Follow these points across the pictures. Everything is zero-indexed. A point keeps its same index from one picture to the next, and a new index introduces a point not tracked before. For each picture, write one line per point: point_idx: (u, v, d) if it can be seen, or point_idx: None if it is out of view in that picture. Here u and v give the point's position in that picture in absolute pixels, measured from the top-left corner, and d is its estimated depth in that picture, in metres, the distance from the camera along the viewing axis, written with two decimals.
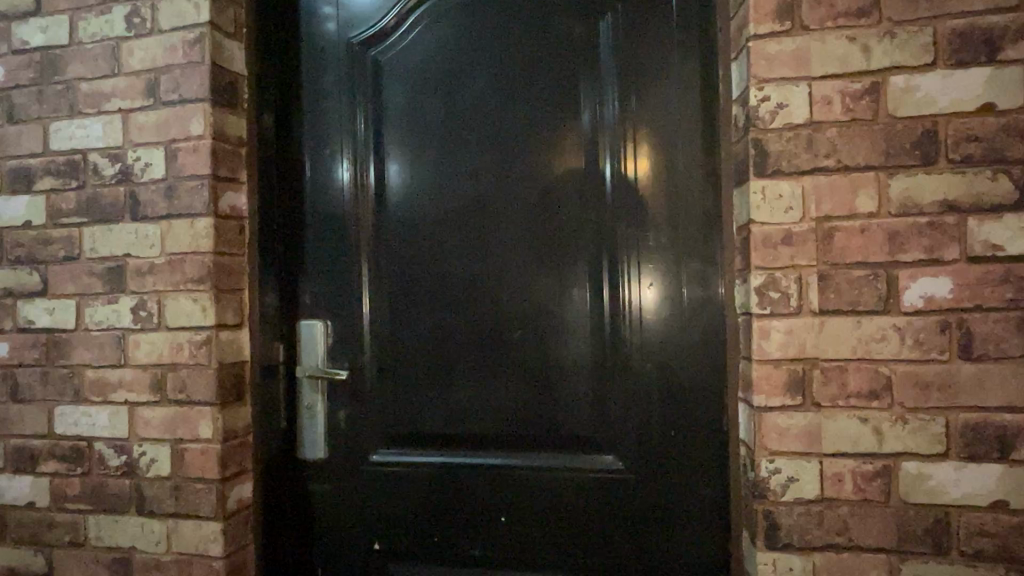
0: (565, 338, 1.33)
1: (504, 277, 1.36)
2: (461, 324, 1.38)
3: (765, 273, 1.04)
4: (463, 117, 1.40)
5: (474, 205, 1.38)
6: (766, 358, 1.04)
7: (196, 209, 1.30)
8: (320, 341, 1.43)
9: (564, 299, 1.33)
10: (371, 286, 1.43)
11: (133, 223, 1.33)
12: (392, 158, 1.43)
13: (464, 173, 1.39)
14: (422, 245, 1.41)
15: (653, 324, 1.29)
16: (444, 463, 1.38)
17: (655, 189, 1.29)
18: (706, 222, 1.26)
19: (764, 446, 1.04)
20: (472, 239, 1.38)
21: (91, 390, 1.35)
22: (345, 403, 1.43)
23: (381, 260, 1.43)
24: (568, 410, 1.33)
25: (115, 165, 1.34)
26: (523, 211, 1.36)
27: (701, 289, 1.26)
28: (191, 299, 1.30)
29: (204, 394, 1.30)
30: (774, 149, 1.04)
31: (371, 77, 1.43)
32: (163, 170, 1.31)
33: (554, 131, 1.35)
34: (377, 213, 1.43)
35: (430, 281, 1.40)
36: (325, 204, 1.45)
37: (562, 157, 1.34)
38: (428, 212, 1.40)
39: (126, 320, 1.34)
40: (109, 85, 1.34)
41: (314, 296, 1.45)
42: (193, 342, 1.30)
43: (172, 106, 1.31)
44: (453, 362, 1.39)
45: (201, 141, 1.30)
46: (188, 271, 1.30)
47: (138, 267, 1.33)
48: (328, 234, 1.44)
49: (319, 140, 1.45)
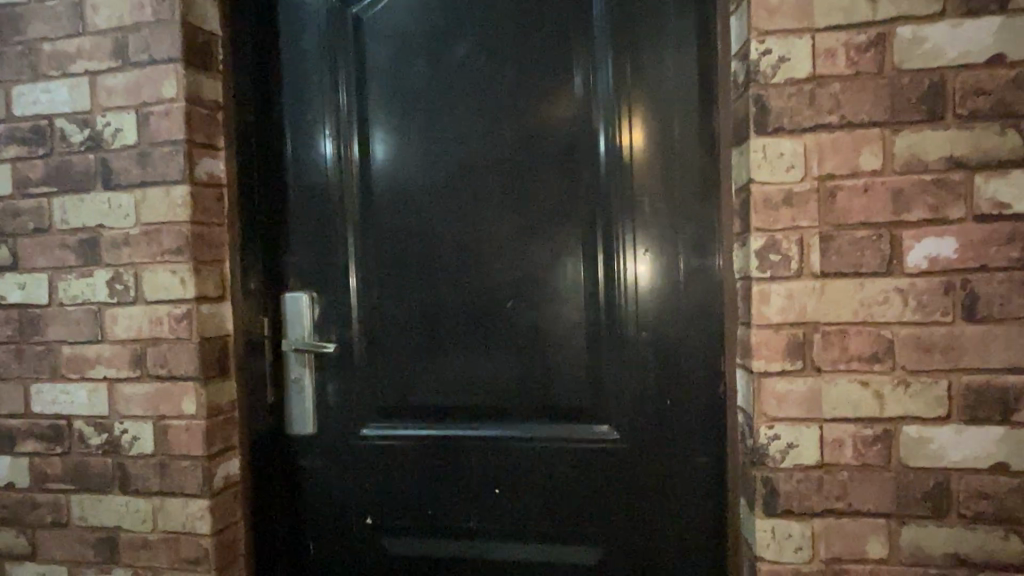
0: (559, 307, 1.30)
1: (496, 246, 1.32)
2: (452, 297, 1.34)
3: (765, 235, 1.01)
4: (450, 81, 1.34)
5: (464, 173, 1.33)
6: (765, 323, 1.01)
7: (172, 176, 1.24)
8: (305, 314, 1.39)
9: (557, 268, 1.30)
10: (357, 256, 1.38)
11: (105, 192, 1.27)
12: (377, 123, 1.37)
13: (452, 139, 1.34)
14: (410, 214, 1.36)
15: (649, 293, 1.25)
16: (436, 436, 1.35)
17: (650, 153, 1.25)
18: (704, 184, 1.22)
19: (763, 412, 1.02)
20: (461, 208, 1.34)
21: (68, 367, 1.31)
22: (333, 377, 1.40)
23: (368, 230, 1.38)
24: (562, 380, 1.30)
25: (83, 131, 1.27)
26: (514, 178, 1.31)
27: (698, 256, 1.23)
28: (169, 271, 1.25)
29: (186, 370, 1.25)
30: (776, 105, 0.99)
31: (352, 39, 1.37)
32: (135, 136, 1.25)
33: (545, 94, 1.29)
34: (362, 181, 1.37)
35: (419, 251, 1.35)
36: (308, 172, 1.39)
37: (554, 121, 1.29)
38: (415, 180, 1.35)
39: (102, 294, 1.28)
40: (73, 46, 1.27)
41: (299, 269, 1.40)
42: (173, 316, 1.25)
43: (142, 67, 1.24)
44: (444, 334, 1.35)
45: (174, 104, 1.23)
46: (165, 242, 1.25)
47: (113, 239, 1.27)
48: (312, 204, 1.39)
49: (300, 105, 1.39)
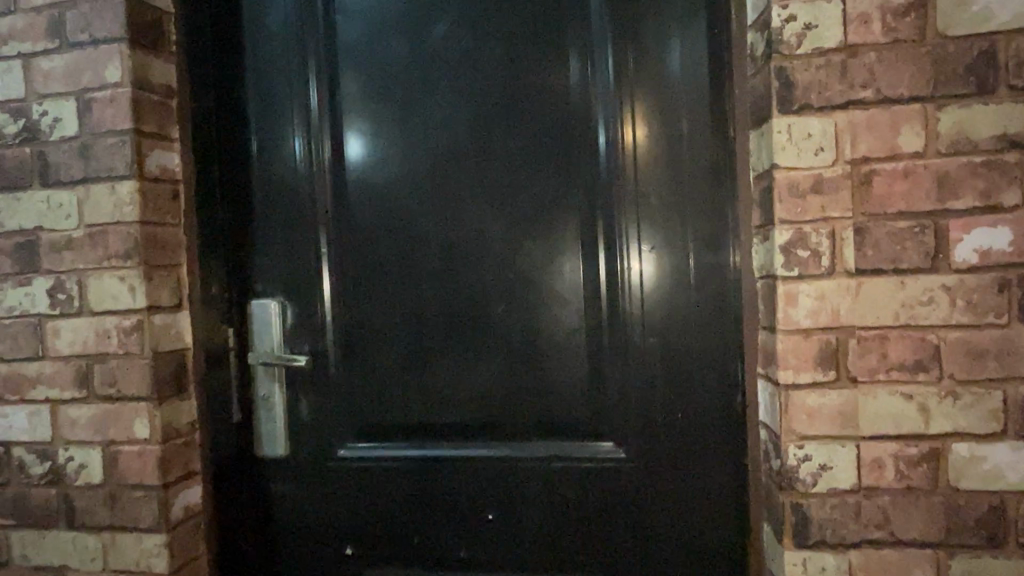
0: (556, 312, 1.17)
1: (484, 245, 1.19)
2: (437, 302, 1.21)
3: (791, 228, 0.88)
4: (431, 64, 1.20)
5: (447, 165, 1.20)
6: (793, 328, 0.89)
7: (118, 170, 1.10)
8: (275, 323, 1.25)
9: (552, 268, 1.17)
10: (331, 258, 1.24)
11: (44, 189, 1.13)
12: (350, 111, 1.23)
13: (435, 127, 1.21)
14: (388, 211, 1.22)
15: (654, 295, 1.13)
16: (422, 457, 1.22)
17: (654, 139, 1.12)
18: (716, 172, 1.09)
19: (792, 429, 0.90)
20: (446, 203, 1.20)
21: (5, 387, 1.16)
22: (307, 393, 1.26)
23: (342, 230, 1.24)
24: (561, 392, 1.17)
25: (18, 122, 1.13)
26: (503, 169, 1.18)
27: (710, 253, 1.10)
28: (116, 278, 1.11)
29: (138, 389, 1.11)
30: (802, 79, 0.87)
31: (322, 17, 1.23)
32: (75, 126, 1.11)
33: (536, 76, 1.16)
34: (335, 176, 1.24)
35: (399, 252, 1.22)
36: (275, 165, 1.25)
37: (547, 106, 1.16)
38: (394, 174, 1.22)
39: (42, 305, 1.14)
40: (5, 25, 1.12)
41: (267, 273, 1.26)
42: (121, 329, 1.11)
43: (82, 48, 1.10)
44: (428, 343, 1.22)
45: (119, 89, 1.09)
46: (111, 245, 1.11)
47: (53, 242, 1.13)
48: (280, 201, 1.25)
49: (264, 92, 1.25)
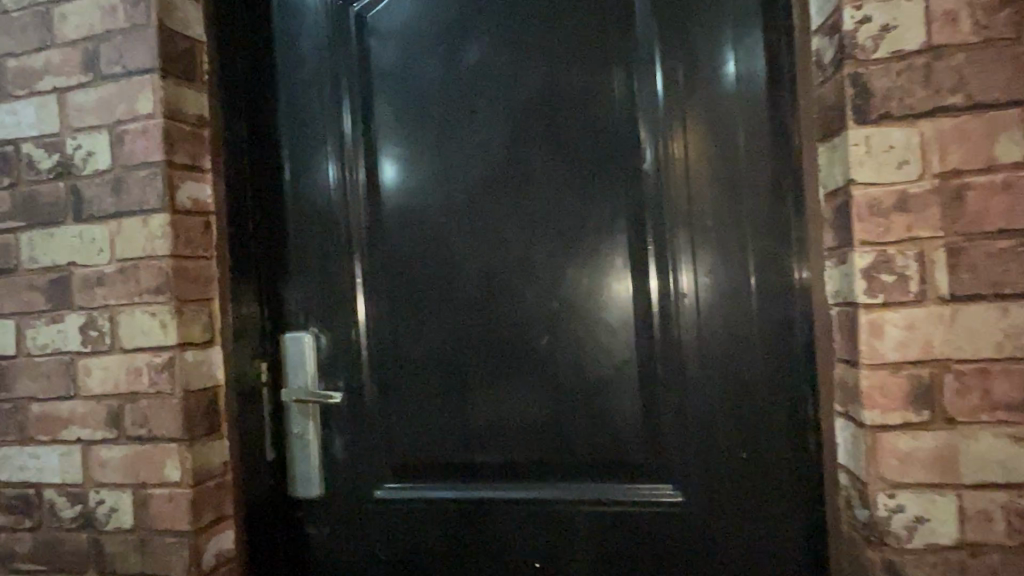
0: (604, 342, 1.09)
1: (526, 271, 1.12)
2: (477, 333, 1.15)
3: (873, 251, 0.80)
4: (468, 84, 1.15)
5: (485, 188, 1.14)
6: (878, 362, 0.80)
7: (149, 204, 1.06)
8: (309, 357, 1.21)
9: (600, 295, 1.09)
10: (367, 289, 1.19)
11: (77, 224, 1.11)
12: (384, 137, 1.19)
13: (472, 149, 1.15)
14: (425, 238, 1.17)
15: (712, 324, 1.04)
16: (464, 499, 1.15)
17: (708, 156, 1.04)
18: (779, 189, 1.01)
19: (880, 476, 0.80)
20: (485, 228, 1.14)
21: (37, 427, 1.13)
22: (343, 431, 1.20)
23: (377, 258, 1.19)
24: (612, 429, 1.08)
25: (52, 157, 1.11)
26: (544, 191, 1.12)
27: (774, 277, 1.01)
28: (148, 314, 1.07)
29: (169, 430, 1.07)
30: (881, 85, 0.79)
31: (355, 41, 1.19)
32: (108, 159, 1.09)
33: (578, 93, 1.10)
34: (370, 203, 1.19)
35: (437, 281, 1.16)
36: (309, 194, 1.21)
37: (590, 124, 1.10)
38: (430, 199, 1.17)
39: (74, 342, 1.11)
40: (41, 60, 1.11)
41: (301, 305, 1.22)
42: (152, 366, 1.07)
43: (115, 81, 1.08)
44: (468, 377, 1.15)
45: (152, 121, 1.06)
46: (143, 280, 1.07)
47: (85, 278, 1.10)
48: (314, 230, 1.21)
49: (298, 119, 1.21)
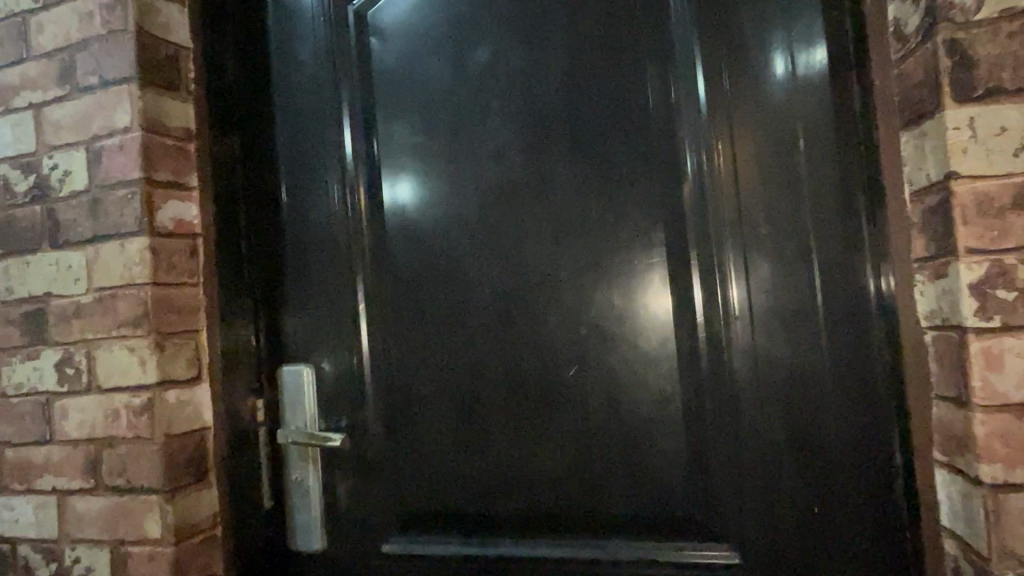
0: (641, 374, 0.93)
1: (550, 292, 0.98)
2: (494, 365, 1.00)
3: (984, 261, 0.63)
4: (479, 84, 1.03)
5: (501, 200, 1.01)
6: (997, 402, 0.63)
7: (127, 226, 0.96)
8: (307, 393, 1.08)
9: (635, 319, 0.94)
10: (371, 316, 1.06)
11: (53, 251, 1.00)
12: (388, 147, 1.07)
13: (485, 157, 1.02)
14: (434, 258, 1.04)
15: (770, 352, 0.87)
16: (483, 556, 0.99)
17: (760, 153, 0.88)
18: (848, 189, 0.84)
19: (1007, 549, 0.63)
20: (502, 244, 1.00)
21: (12, 476, 1.02)
22: (346, 475, 1.07)
23: (383, 282, 1.06)
24: (655, 477, 0.92)
25: (29, 178, 1.02)
26: (567, 200, 0.98)
27: (846, 293, 0.84)
28: (125, 349, 0.96)
29: (148, 480, 0.94)
30: (987, 53, 0.63)
31: (355, 43, 1.08)
32: (85, 179, 0.99)
33: (603, 88, 0.96)
34: (374, 220, 1.07)
35: (448, 306, 1.03)
36: (307, 211, 1.09)
37: (619, 123, 0.95)
38: (440, 214, 1.04)
39: (50, 381, 1.00)
40: (17, 74, 1.03)
41: (300, 334, 1.10)
42: (130, 408, 0.95)
43: (92, 93, 0.98)
44: (485, 415, 1.01)
45: (129, 135, 0.96)
46: (121, 311, 0.96)
47: (61, 310, 1.00)
48: (313, 252, 1.09)
49: (294, 130, 1.10)
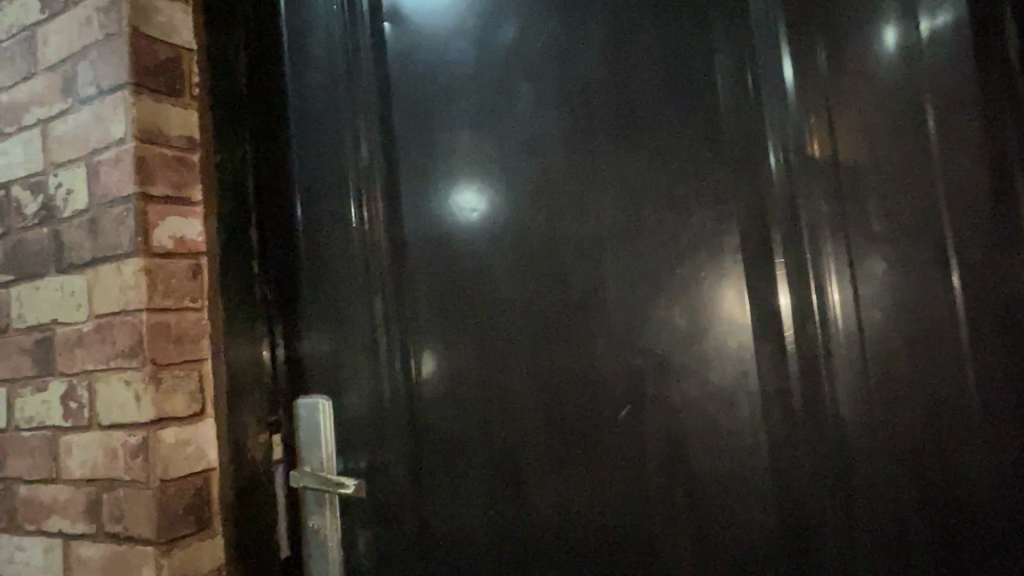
0: (711, 416, 0.73)
1: (595, 312, 0.79)
2: (530, 401, 0.83)
3: None
4: (507, 67, 0.86)
5: (535, 203, 0.84)
6: None
7: (122, 246, 0.87)
8: (323, 429, 0.96)
9: (702, 347, 0.73)
10: (391, 342, 0.92)
11: (58, 275, 0.94)
12: (407, 146, 0.92)
13: (516, 152, 0.85)
14: (459, 273, 0.88)
15: (889, 392, 0.65)
16: None
17: (867, 125, 0.66)
18: (1001, 166, 0.60)
19: None
20: (536, 255, 0.83)
21: (24, 514, 0.96)
22: (366, 525, 0.93)
23: (403, 302, 0.92)
24: (734, 551, 0.72)
25: (37, 198, 0.97)
26: (612, 199, 0.79)
27: (1003, 312, 0.60)
28: (122, 382, 0.87)
29: (144, 529, 0.85)
30: None
31: (369, 32, 0.95)
32: (85, 197, 0.91)
33: (656, 59, 0.77)
34: (392, 231, 0.93)
35: (476, 329, 0.87)
36: (321, 224, 0.97)
37: (676, 99, 0.76)
38: (466, 222, 0.88)
39: (56, 415, 0.94)
40: (27, 90, 0.98)
41: (315, 362, 0.97)
42: (127, 448, 0.86)
43: (90, 103, 0.91)
44: (520, 461, 0.83)
45: (123, 146, 0.87)
46: (117, 340, 0.87)
47: (66, 338, 0.93)
48: (329, 270, 0.97)
49: (308, 134, 0.99)
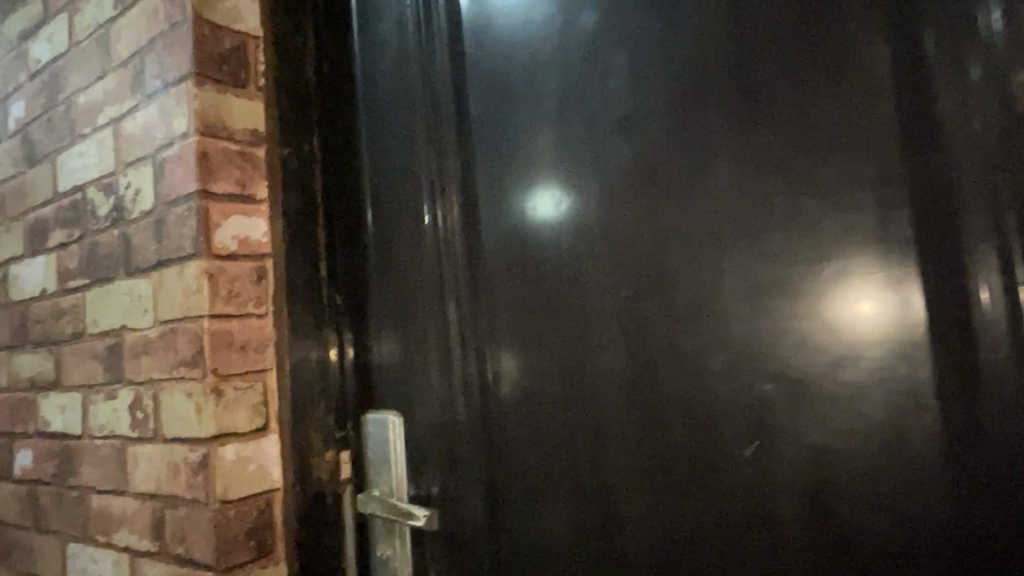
0: (871, 461, 0.56)
1: (708, 324, 0.64)
2: (626, 430, 0.69)
3: None
4: (598, 33, 0.73)
5: (633, 190, 0.69)
6: None
7: (185, 248, 0.81)
8: (394, 449, 0.86)
9: (859, 372, 0.57)
10: (466, 355, 0.81)
11: (127, 279, 0.90)
12: (483, 132, 0.81)
13: (608, 132, 0.71)
14: (543, 276, 0.76)
15: None
16: None
17: None
18: None
19: None
20: (633, 253, 0.69)
21: (96, 524, 0.94)
22: (439, 559, 0.83)
23: (478, 310, 0.81)
24: None
25: (109, 199, 0.94)
26: (730, 182, 0.63)
27: None
28: (184, 394, 0.81)
29: (203, 553, 0.78)
30: None
31: (444, 7, 0.85)
32: (151, 196, 0.87)
33: (789, 6, 0.61)
34: (468, 228, 0.82)
35: (564, 340, 0.74)
36: (393, 223, 0.89)
37: (817, 53, 0.59)
38: (550, 216, 0.75)
39: (125, 424, 0.90)
40: (101, 89, 0.96)
41: (386, 376, 0.89)
42: (189, 464, 0.80)
43: (156, 98, 0.86)
44: (615, 501, 0.69)
45: (186, 141, 0.82)
46: (180, 348, 0.82)
47: (133, 345, 0.89)
48: (400, 273, 0.88)
49: (377, 127, 0.91)
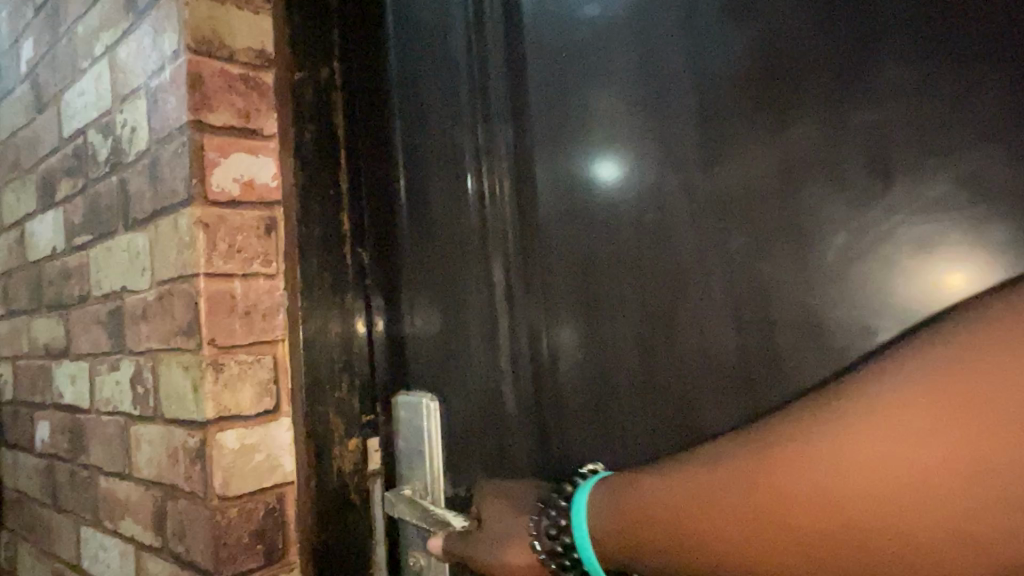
0: None
1: (865, 286, 0.43)
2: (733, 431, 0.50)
3: None
4: None
5: (747, 94, 0.49)
6: None
7: (179, 194, 0.68)
8: (427, 441, 0.71)
9: None
10: (515, 325, 0.64)
11: (125, 233, 0.78)
12: (539, 37, 0.63)
13: (712, 20, 0.51)
14: (617, 221, 0.57)
15: None
16: None
17: None
18: None
19: None
20: (747, 188, 0.49)
21: (105, 509, 0.84)
22: None
23: (531, 269, 0.63)
24: None
25: (107, 142, 0.81)
26: (904, 71, 0.42)
27: None
28: (181, 367, 0.68)
29: (202, 557, 0.66)
30: None
31: None
32: (145, 134, 0.73)
33: None
34: (518, 165, 0.64)
35: (645, 306, 0.55)
36: (428, 162, 0.72)
37: None
38: (628, 141, 0.56)
39: (127, 400, 0.79)
40: (97, 13, 0.82)
41: (420, 351, 0.73)
42: (187, 450, 0.68)
43: (148, 15, 0.72)
44: None
45: (178, 62, 0.68)
46: (176, 313, 0.69)
47: (133, 309, 0.77)
48: (436, 226, 0.71)
49: (410, 45, 0.74)
